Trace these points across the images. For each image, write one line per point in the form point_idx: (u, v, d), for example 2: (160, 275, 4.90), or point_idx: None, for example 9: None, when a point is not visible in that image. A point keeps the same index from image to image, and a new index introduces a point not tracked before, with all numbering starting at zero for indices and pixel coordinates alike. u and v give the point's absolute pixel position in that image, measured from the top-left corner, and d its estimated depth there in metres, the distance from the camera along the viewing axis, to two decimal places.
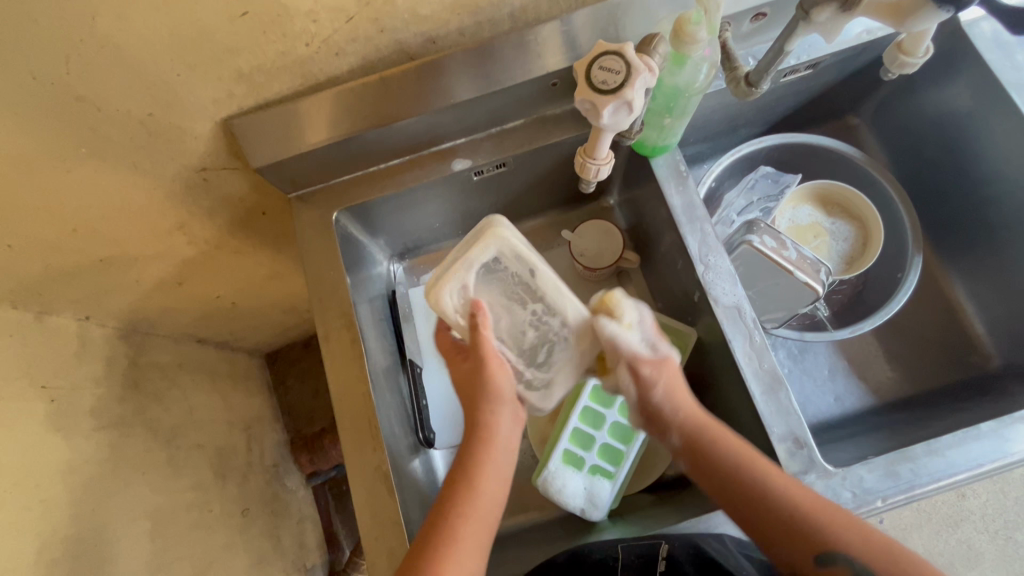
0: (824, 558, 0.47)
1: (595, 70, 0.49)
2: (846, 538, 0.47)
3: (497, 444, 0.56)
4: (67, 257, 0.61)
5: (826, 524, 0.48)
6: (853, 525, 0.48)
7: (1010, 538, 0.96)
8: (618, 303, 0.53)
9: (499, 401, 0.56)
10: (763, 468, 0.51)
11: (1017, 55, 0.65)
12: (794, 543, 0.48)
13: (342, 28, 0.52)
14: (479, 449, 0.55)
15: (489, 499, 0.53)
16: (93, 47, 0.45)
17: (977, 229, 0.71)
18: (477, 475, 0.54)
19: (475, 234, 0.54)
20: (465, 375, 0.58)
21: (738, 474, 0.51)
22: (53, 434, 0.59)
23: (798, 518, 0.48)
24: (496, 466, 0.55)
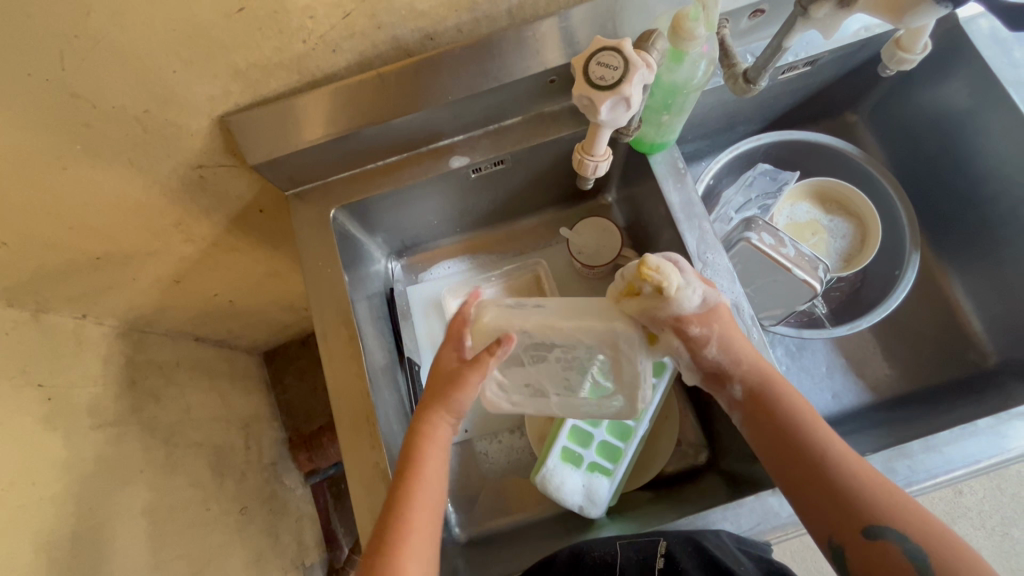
0: (872, 528, 0.45)
1: (594, 65, 0.49)
2: (901, 514, 0.45)
3: (438, 443, 0.53)
4: (64, 254, 0.61)
5: (881, 496, 0.46)
6: (912, 506, 0.45)
7: (1007, 534, 0.97)
8: (656, 269, 0.46)
9: (452, 411, 0.53)
10: (825, 432, 0.50)
11: (1014, 52, 0.65)
12: (845, 508, 0.46)
13: (339, 24, 0.51)
14: (421, 449, 0.52)
15: (433, 496, 0.51)
16: (89, 43, 0.45)
17: (976, 226, 0.71)
18: (423, 475, 0.51)
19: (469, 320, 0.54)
20: (443, 371, 0.53)
21: (800, 430, 0.50)
22: (49, 432, 0.59)
23: (854, 483, 0.47)
24: (439, 464, 0.52)
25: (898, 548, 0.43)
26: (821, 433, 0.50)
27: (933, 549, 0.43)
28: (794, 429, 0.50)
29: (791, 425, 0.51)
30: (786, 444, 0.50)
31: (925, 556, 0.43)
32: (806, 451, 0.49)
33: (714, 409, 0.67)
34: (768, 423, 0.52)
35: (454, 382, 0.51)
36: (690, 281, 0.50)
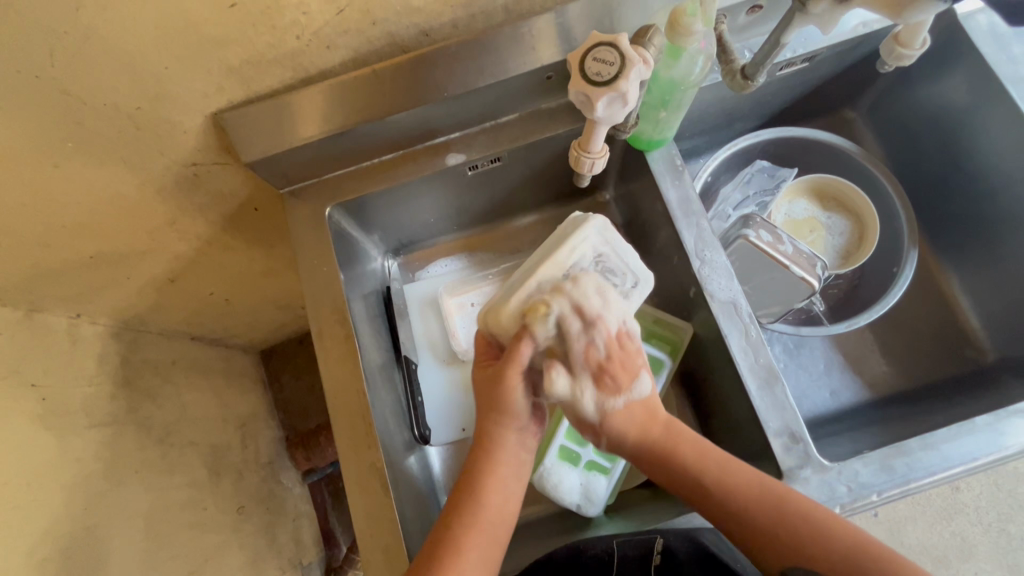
0: (790, 570, 0.48)
1: (589, 61, 0.49)
2: (808, 548, 0.48)
3: (507, 459, 0.53)
4: (56, 254, 0.60)
5: (792, 534, 0.48)
6: (817, 535, 0.48)
7: (1003, 530, 0.97)
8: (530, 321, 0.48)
9: (510, 416, 0.53)
10: (727, 482, 0.52)
11: (1013, 48, 0.65)
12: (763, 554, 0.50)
13: (333, 20, 0.51)
14: (484, 464, 0.53)
15: (496, 510, 0.52)
16: (79, 39, 0.44)
17: (974, 223, 0.71)
18: (483, 492, 0.52)
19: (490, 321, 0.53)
20: (485, 380, 0.54)
21: (705, 487, 0.52)
22: (43, 432, 0.58)
23: (763, 529, 0.49)
24: (503, 481, 0.53)
25: None
26: (721, 485, 0.52)
27: (845, 573, 0.47)
28: (699, 489, 0.53)
29: (695, 487, 0.53)
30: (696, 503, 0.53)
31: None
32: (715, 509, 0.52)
33: (711, 407, 0.67)
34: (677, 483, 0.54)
35: (498, 381, 0.51)
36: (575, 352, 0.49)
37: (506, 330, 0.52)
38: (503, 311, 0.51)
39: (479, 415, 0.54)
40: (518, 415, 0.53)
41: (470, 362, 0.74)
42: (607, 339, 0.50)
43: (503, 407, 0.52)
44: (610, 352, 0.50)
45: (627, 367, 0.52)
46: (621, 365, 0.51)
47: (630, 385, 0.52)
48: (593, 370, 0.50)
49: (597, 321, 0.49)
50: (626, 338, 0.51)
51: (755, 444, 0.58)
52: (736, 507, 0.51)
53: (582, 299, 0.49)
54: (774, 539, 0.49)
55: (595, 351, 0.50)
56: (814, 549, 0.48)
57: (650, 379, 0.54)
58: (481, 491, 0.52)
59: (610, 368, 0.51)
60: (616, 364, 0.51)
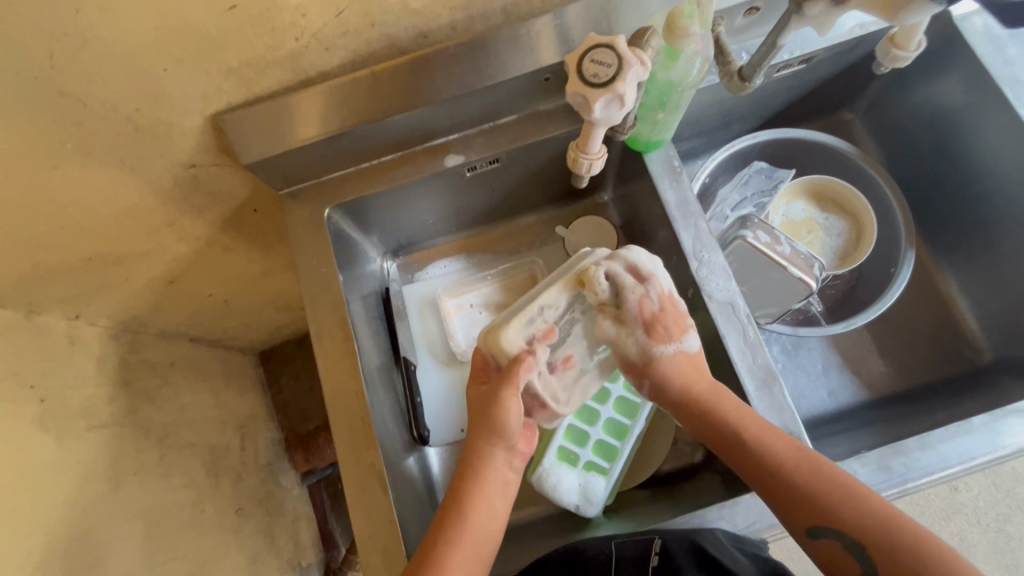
0: (817, 530, 0.48)
1: (587, 62, 0.49)
2: (841, 511, 0.48)
3: (494, 481, 0.55)
4: (56, 255, 0.61)
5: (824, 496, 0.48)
6: (850, 501, 0.48)
7: (1001, 530, 0.97)
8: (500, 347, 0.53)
9: (502, 436, 0.54)
10: (766, 442, 0.52)
11: (1008, 50, 0.65)
12: (790, 513, 0.50)
13: (332, 22, 0.51)
14: (472, 481, 0.54)
15: (481, 529, 0.52)
16: (78, 41, 0.44)
17: (970, 223, 0.71)
18: (470, 509, 0.53)
19: (491, 345, 0.54)
20: (479, 400, 0.56)
21: (743, 444, 0.53)
22: (42, 433, 0.58)
23: (797, 489, 0.49)
24: (490, 498, 0.54)
25: (840, 544, 0.48)
26: (760, 442, 0.52)
27: (874, 543, 0.46)
28: (737, 443, 0.53)
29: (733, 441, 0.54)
30: (732, 458, 0.54)
31: (865, 550, 0.46)
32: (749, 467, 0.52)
33: None
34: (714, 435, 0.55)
35: (491, 400, 0.54)
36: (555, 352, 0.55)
37: (505, 355, 0.53)
38: (502, 338, 0.52)
39: (471, 435, 0.56)
40: (509, 435, 0.55)
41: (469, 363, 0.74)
42: (662, 294, 0.56)
43: (492, 427, 0.54)
44: (662, 304, 0.56)
45: (678, 321, 0.57)
46: (673, 319, 0.57)
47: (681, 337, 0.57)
48: (645, 320, 0.56)
49: (650, 277, 0.55)
50: (676, 301, 0.57)
51: None
52: (772, 466, 0.51)
53: (636, 262, 0.55)
54: (804, 499, 0.49)
55: (648, 302, 0.56)
56: (849, 510, 0.48)
57: (698, 337, 0.58)
58: (469, 507, 0.53)
59: (663, 319, 0.56)
60: (669, 316, 0.56)
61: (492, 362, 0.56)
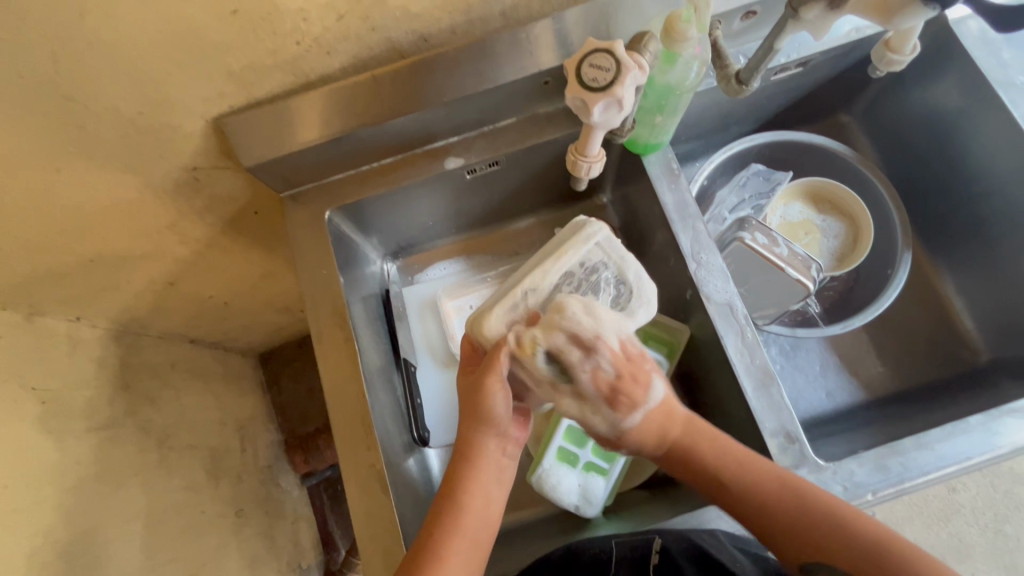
0: (811, 564, 0.49)
1: (586, 67, 0.50)
2: (831, 546, 0.48)
3: (488, 465, 0.54)
4: (57, 257, 0.61)
5: (811, 529, 0.49)
6: (836, 532, 0.48)
7: (999, 531, 0.98)
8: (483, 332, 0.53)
9: (491, 423, 0.53)
10: (749, 481, 0.51)
11: (1003, 53, 0.66)
12: (783, 549, 0.50)
13: (333, 26, 0.51)
14: (465, 468, 0.53)
15: (479, 516, 0.52)
16: (81, 45, 0.45)
17: (966, 225, 0.72)
18: (466, 498, 0.53)
19: (475, 330, 0.54)
20: (466, 388, 0.54)
21: (726, 487, 0.52)
22: (44, 435, 0.58)
23: (785, 528, 0.50)
24: (484, 485, 0.53)
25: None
26: (740, 479, 0.52)
27: (866, 573, 0.47)
28: (720, 486, 0.53)
29: (717, 486, 0.53)
30: (717, 497, 0.53)
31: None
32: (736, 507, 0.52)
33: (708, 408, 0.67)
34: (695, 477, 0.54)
35: (476, 390, 0.52)
36: None
37: (488, 339, 0.53)
38: (486, 324, 0.53)
39: (462, 423, 0.55)
40: (499, 422, 0.53)
41: None
42: (612, 357, 0.49)
43: (480, 414, 0.53)
44: (619, 370, 0.49)
45: (637, 377, 0.50)
46: (632, 378, 0.50)
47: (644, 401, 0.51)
48: (604, 393, 0.49)
49: (596, 343, 0.48)
50: (630, 348, 0.50)
51: (752, 444, 0.58)
52: (757, 508, 0.51)
53: (578, 328, 0.48)
54: (794, 536, 0.50)
55: (603, 372, 0.49)
56: (835, 543, 0.48)
57: (663, 382, 0.53)
58: (464, 497, 0.53)
59: (623, 386, 0.50)
60: (627, 379, 0.50)
61: (481, 349, 0.55)
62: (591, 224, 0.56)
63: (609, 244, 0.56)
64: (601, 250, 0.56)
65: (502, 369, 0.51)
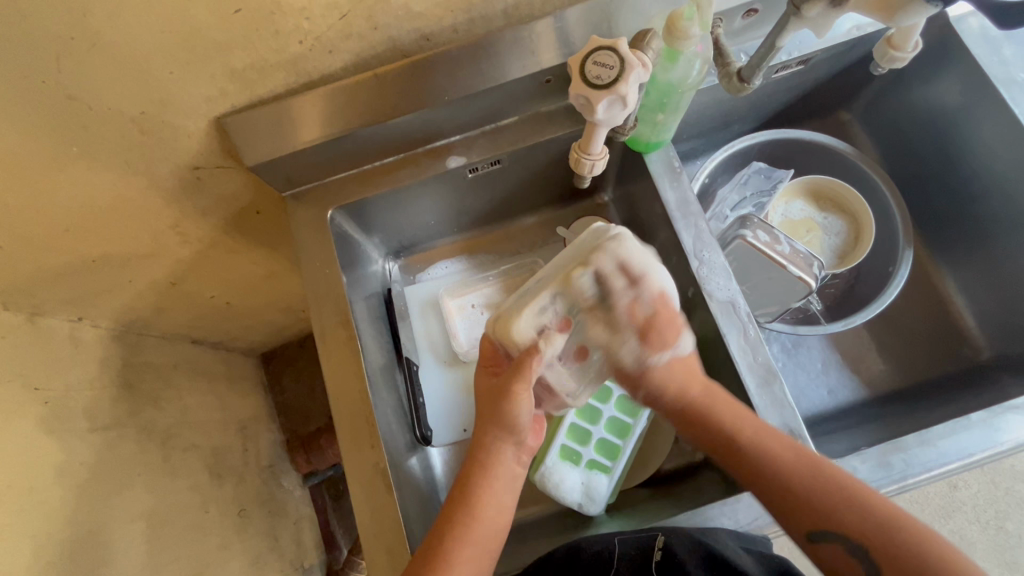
0: (818, 533, 0.49)
1: (589, 64, 0.50)
2: (840, 514, 0.48)
3: (502, 473, 0.55)
4: (60, 258, 0.61)
5: (819, 496, 0.49)
6: (846, 500, 0.49)
7: (1000, 527, 0.98)
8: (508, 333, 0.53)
9: (511, 431, 0.54)
10: (764, 442, 0.52)
11: (1004, 50, 0.66)
12: (793, 515, 0.50)
13: (335, 25, 0.52)
14: (479, 475, 0.54)
15: (488, 524, 0.53)
16: (85, 45, 0.45)
17: (967, 222, 0.72)
18: (478, 504, 0.53)
19: (496, 331, 0.55)
20: (489, 392, 0.55)
21: (740, 452, 0.53)
22: (46, 435, 0.59)
23: (794, 492, 0.50)
24: (497, 492, 0.54)
25: (842, 548, 0.48)
26: (756, 447, 0.53)
27: (873, 541, 0.47)
28: (734, 450, 0.54)
29: (735, 451, 0.54)
30: (732, 462, 0.54)
31: (864, 551, 0.47)
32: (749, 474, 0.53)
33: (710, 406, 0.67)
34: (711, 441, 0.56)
35: (503, 395, 0.53)
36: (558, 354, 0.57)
37: (516, 344, 0.54)
38: (513, 327, 0.53)
39: (480, 429, 0.56)
40: (519, 430, 0.54)
41: (471, 363, 0.75)
42: (653, 298, 0.56)
43: (502, 420, 0.54)
44: (656, 308, 0.56)
45: (671, 322, 0.57)
46: (666, 321, 0.57)
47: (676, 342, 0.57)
48: (638, 325, 0.57)
49: (641, 278, 0.55)
50: (670, 299, 0.56)
51: None
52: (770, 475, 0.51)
53: (625, 261, 0.54)
54: (803, 502, 0.50)
55: (640, 307, 0.56)
56: (846, 513, 0.48)
57: (691, 339, 0.58)
58: (476, 505, 0.53)
59: (657, 323, 0.57)
60: (662, 321, 0.57)
61: (504, 352, 0.56)
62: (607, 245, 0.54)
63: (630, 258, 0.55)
64: (621, 264, 0.55)
65: (533, 376, 0.52)
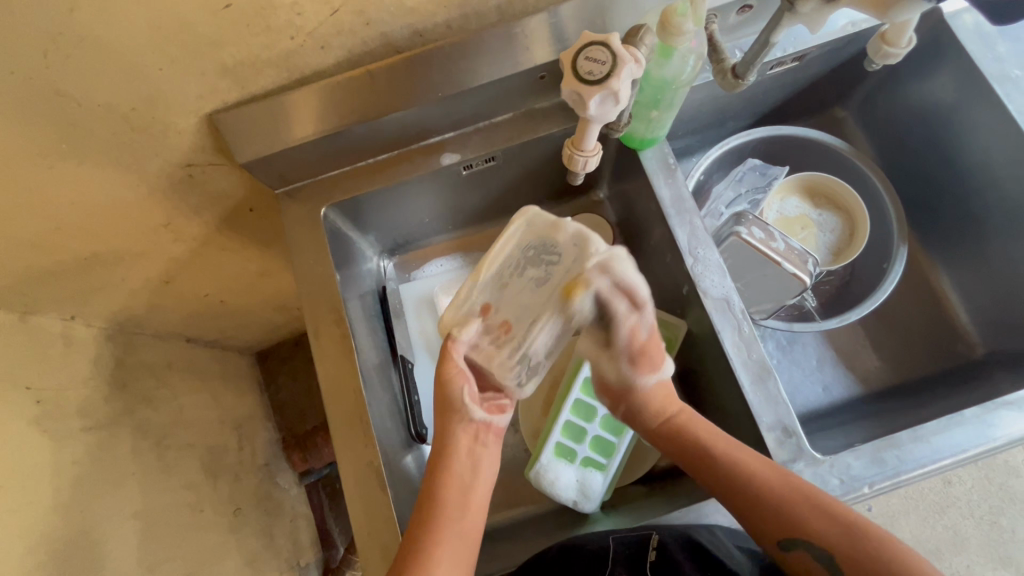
0: (786, 541, 0.50)
1: (582, 60, 0.49)
2: (806, 522, 0.49)
3: (462, 454, 0.55)
4: (51, 256, 0.60)
5: (785, 504, 0.50)
6: (815, 508, 0.49)
7: (994, 523, 0.98)
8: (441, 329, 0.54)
9: (461, 411, 0.55)
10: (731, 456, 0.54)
11: (999, 47, 0.66)
12: (762, 525, 0.51)
13: (327, 21, 0.51)
14: (441, 460, 0.55)
15: (459, 504, 0.53)
16: (73, 41, 0.44)
17: (961, 218, 0.72)
18: (444, 489, 0.54)
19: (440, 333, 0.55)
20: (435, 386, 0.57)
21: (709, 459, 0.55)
22: (39, 435, 0.58)
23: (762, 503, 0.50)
24: (461, 474, 0.54)
25: (811, 556, 0.48)
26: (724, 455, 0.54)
27: (843, 549, 0.47)
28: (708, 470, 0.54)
29: (708, 467, 0.54)
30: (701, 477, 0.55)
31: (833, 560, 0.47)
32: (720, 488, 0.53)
33: (705, 403, 0.67)
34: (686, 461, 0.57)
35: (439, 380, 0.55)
36: (478, 339, 0.54)
37: (444, 333, 0.55)
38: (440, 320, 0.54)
39: (439, 419, 0.57)
40: (463, 407, 0.55)
41: None
42: (650, 324, 0.55)
43: (448, 404, 0.55)
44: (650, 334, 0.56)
45: (659, 346, 0.58)
46: (656, 346, 0.57)
47: (660, 368, 0.58)
48: (633, 350, 0.57)
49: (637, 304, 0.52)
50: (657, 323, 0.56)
51: (749, 438, 0.58)
52: (743, 491, 0.52)
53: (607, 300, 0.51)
54: (771, 513, 0.50)
55: (639, 333, 0.55)
56: (815, 521, 0.48)
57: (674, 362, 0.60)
58: (444, 489, 0.54)
59: (649, 349, 0.57)
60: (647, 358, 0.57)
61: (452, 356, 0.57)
62: (522, 213, 0.51)
63: (541, 219, 0.51)
64: (534, 228, 0.51)
65: (457, 355, 0.54)
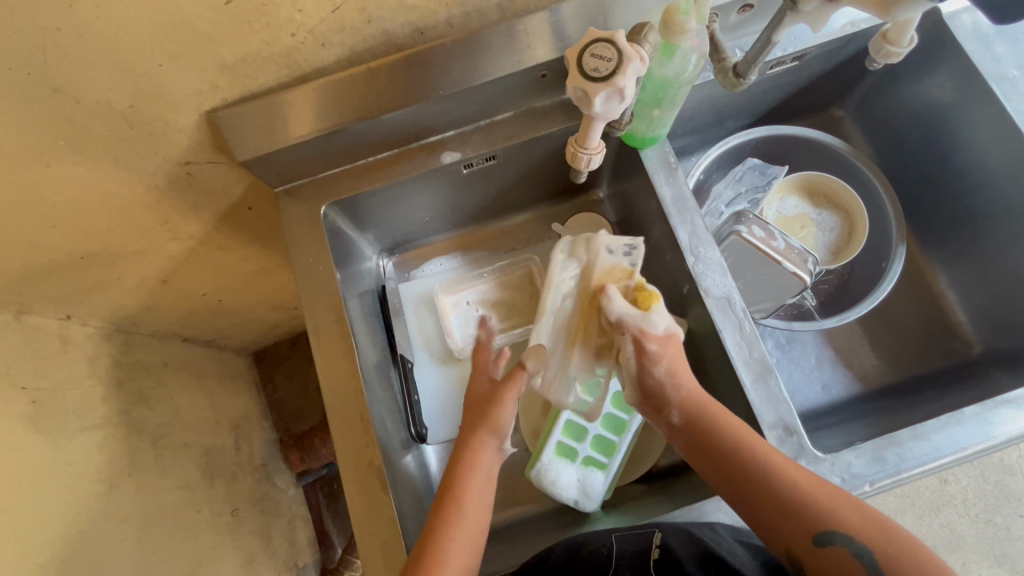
0: (822, 536, 0.47)
1: (586, 56, 0.49)
2: (845, 514, 0.48)
3: (481, 469, 0.54)
4: (48, 254, 0.60)
5: (819, 500, 0.48)
6: (850, 503, 0.48)
7: (990, 521, 0.99)
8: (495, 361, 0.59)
9: (497, 433, 0.55)
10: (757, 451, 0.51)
11: (996, 47, 0.66)
12: (797, 520, 0.48)
13: (328, 17, 0.51)
14: (463, 472, 0.54)
15: (477, 517, 0.53)
16: (71, 36, 0.44)
17: (958, 218, 0.73)
18: (463, 501, 0.53)
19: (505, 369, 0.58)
20: (479, 397, 0.57)
21: (735, 455, 0.51)
22: (35, 435, 0.58)
23: (795, 500, 0.49)
24: (479, 490, 0.54)
25: (849, 551, 0.46)
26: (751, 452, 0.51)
27: (880, 543, 0.46)
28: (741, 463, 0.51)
29: (743, 458, 0.51)
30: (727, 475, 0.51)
31: (872, 554, 0.46)
32: (757, 480, 0.50)
33: None
34: (713, 458, 0.52)
35: (494, 399, 0.56)
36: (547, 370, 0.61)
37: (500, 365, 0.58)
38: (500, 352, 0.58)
39: (467, 429, 0.56)
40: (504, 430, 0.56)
41: (466, 360, 0.75)
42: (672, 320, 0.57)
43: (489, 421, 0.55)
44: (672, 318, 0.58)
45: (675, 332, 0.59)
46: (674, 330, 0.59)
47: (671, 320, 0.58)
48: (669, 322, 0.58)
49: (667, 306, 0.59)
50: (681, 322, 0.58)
51: None
52: (781, 480, 0.49)
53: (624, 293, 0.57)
54: (810, 505, 0.48)
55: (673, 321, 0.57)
56: (849, 515, 0.47)
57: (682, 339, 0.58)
58: (461, 499, 0.53)
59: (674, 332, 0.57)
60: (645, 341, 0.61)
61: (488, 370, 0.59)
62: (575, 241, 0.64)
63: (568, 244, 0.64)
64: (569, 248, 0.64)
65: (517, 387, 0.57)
